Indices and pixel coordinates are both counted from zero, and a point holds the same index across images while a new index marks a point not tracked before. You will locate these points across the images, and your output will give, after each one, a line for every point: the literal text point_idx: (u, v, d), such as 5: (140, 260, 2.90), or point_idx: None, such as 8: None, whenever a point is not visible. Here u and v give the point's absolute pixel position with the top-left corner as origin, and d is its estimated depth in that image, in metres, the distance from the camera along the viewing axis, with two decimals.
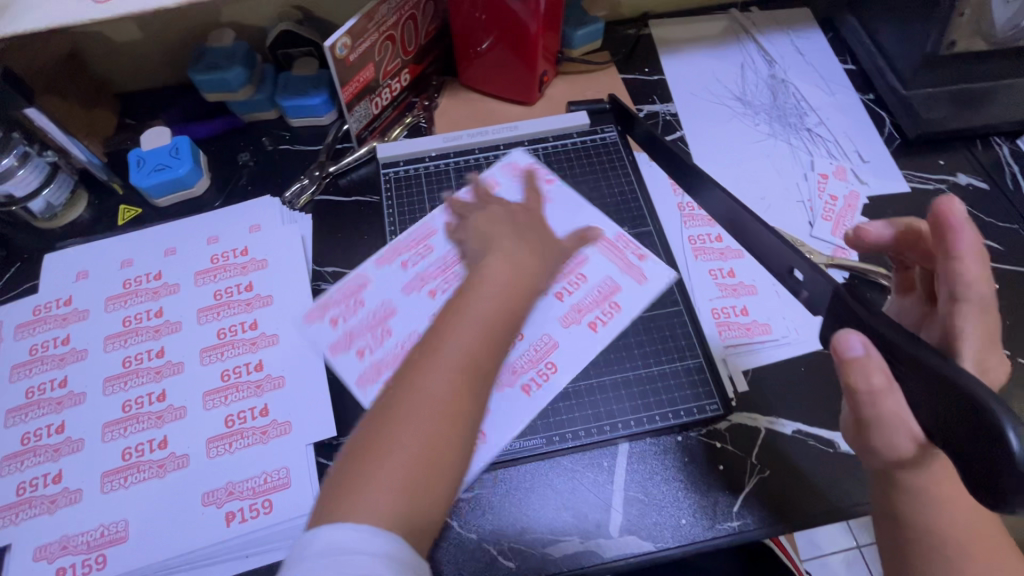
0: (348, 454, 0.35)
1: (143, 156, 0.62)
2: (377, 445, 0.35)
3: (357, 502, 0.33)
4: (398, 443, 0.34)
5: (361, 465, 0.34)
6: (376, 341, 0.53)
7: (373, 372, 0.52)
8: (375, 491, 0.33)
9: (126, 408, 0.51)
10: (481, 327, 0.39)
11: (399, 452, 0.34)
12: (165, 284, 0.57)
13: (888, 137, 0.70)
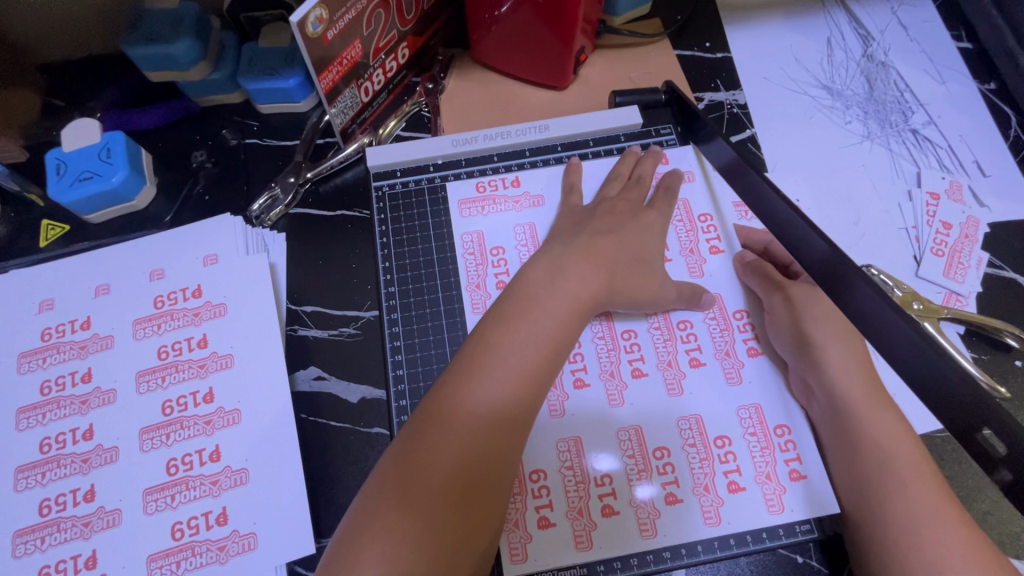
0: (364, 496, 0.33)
1: (64, 160, 0.48)
2: (400, 489, 0.32)
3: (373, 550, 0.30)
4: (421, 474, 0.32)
5: (377, 509, 0.31)
6: None
7: None
8: (394, 539, 0.30)
9: (43, 511, 0.39)
10: (522, 361, 0.36)
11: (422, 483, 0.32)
12: (95, 336, 0.44)
13: (1013, 142, 0.55)
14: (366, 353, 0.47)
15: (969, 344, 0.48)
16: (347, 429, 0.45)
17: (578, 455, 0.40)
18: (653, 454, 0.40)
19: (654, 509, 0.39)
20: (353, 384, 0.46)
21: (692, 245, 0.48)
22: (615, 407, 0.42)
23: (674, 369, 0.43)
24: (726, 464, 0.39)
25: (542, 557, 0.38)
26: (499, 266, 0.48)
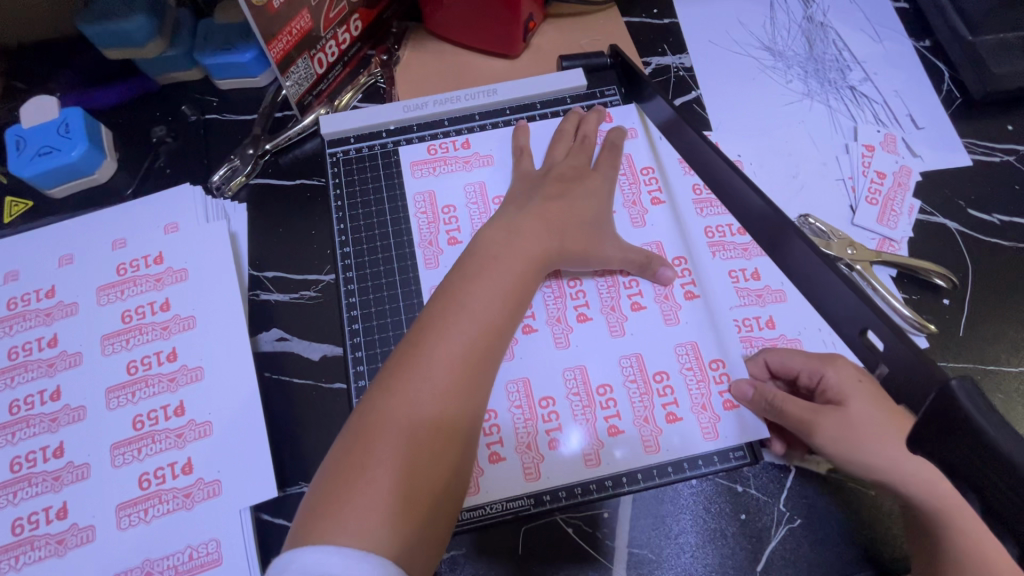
0: (327, 469, 0.33)
1: (24, 136, 0.49)
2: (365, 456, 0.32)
3: (342, 518, 0.30)
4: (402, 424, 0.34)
5: (342, 479, 0.32)
6: None
7: None
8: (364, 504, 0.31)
9: (15, 468, 0.41)
10: (477, 329, 0.38)
11: (403, 433, 0.33)
12: (60, 303, 0.46)
13: (945, 96, 0.58)
14: (325, 313, 0.49)
15: (901, 285, 0.50)
16: (309, 384, 0.47)
17: (527, 396, 0.43)
18: (597, 390, 0.43)
19: (598, 440, 0.41)
20: (314, 342, 0.48)
21: (635, 198, 0.50)
22: (562, 349, 0.44)
23: (618, 313, 0.45)
24: (664, 397, 0.43)
25: (494, 487, 0.40)
26: (451, 225, 0.50)
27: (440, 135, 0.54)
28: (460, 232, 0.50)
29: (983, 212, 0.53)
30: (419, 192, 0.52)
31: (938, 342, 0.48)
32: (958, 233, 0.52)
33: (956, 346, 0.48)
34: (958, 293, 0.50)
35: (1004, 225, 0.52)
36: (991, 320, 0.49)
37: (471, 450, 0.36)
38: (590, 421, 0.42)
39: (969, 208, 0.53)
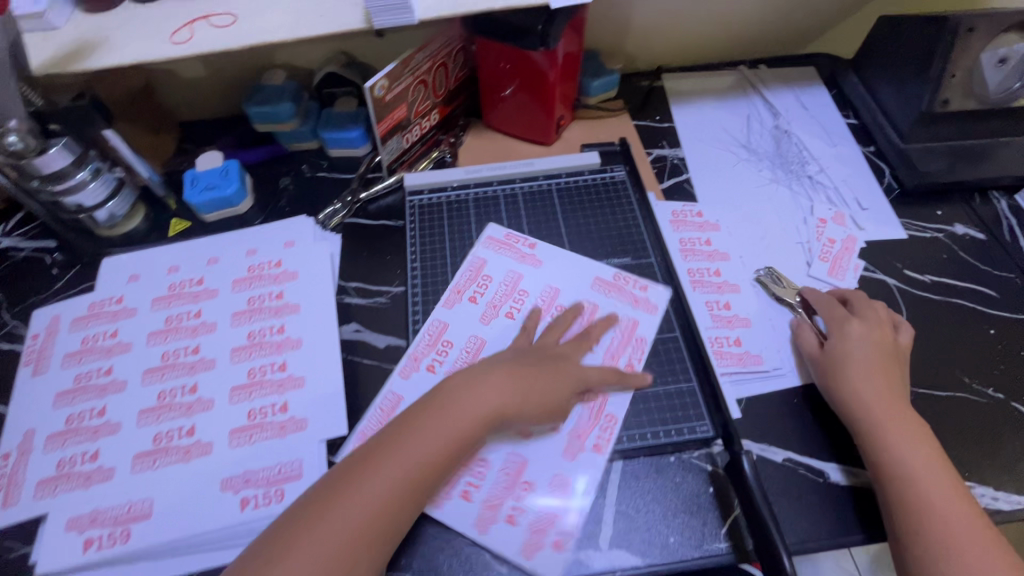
0: (290, 517, 0.43)
1: (198, 176, 0.70)
2: (322, 512, 0.42)
3: (289, 554, 0.40)
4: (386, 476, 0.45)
5: (297, 529, 0.42)
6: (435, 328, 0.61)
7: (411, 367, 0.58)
8: (303, 549, 0.41)
9: (161, 397, 0.55)
10: (443, 430, 0.47)
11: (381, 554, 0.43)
12: (206, 289, 0.63)
13: (886, 187, 0.73)
14: (393, 313, 0.64)
15: None
16: (375, 363, 0.60)
17: (473, 451, 0.53)
18: (523, 489, 0.51)
19: (492, 516, 0.50)
20: (382, 334, 0.63)
21: (636, 298, 0.62)
22: (522, 437, 0.54)
23: (591, 418, 0.55)
24: (569, 529, 0.50)
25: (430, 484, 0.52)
26: (480, 285, 0.64)
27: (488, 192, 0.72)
28: (482, 295, 0.63)
29: (917, 273, 0.66)
30: (478, 256, 0.66)
31: None
32: (896, 287, 0.65)
33: None
34: None
35: (934, 283, 0.65)
36: (923, 354, 0.60)
37: (403, 530, 0.45)
38: (497, 501, 0.51)
39: (905, 269, 0.66)
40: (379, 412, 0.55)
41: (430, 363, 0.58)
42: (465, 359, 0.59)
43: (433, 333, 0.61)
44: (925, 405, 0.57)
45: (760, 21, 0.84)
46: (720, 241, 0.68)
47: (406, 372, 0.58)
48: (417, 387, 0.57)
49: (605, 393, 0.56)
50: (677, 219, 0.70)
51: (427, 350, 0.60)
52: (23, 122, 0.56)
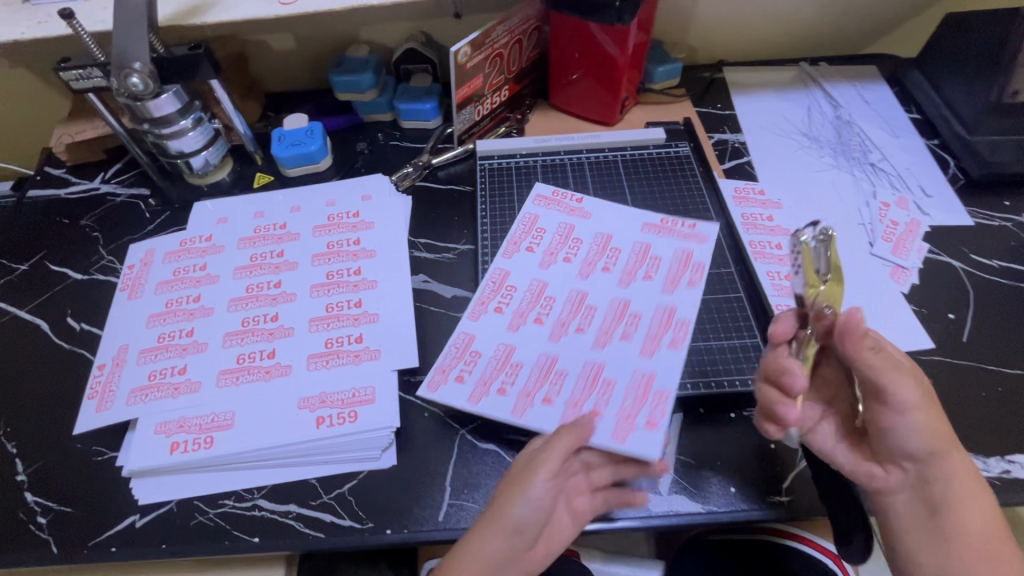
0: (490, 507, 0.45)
1: (284, 134, 0.75)
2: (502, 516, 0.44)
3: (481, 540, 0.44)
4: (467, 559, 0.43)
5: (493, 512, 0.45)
6: (497, 274, 0.63)
7: (479, 309, 0.60)
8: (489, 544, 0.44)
9: (245, 323, 0.59)
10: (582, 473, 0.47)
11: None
12: (288, 233, 0.67)
13: (951, 177, 0.74)
14: (460, 268, 0.67)
15: (912, 299, 0.63)
16: (441, 311, 0.63)
17: (545, 370, 0.55)
18: (600, 382, 0.54)
19: (584, 412, 0.52)
20: (448, 285, 0.66)
21: (688, 233, 0.65)
22: (596, 348, 0.56)
23: (663, 325, 0.58)
24: (657, 400, 0.52)
25: (494, 412, 0.53)
26: (536, 236, 0.66)
27: (553, 162, 0.75)
28: (541, 245, 0.65)
29: (983, 257, 0.66)
30: (530, 214, 0.69)
31: (945, 344, 0.59)
32: (963, 270, 0.65)
33: (961, 349, 0.59)
34: (962, 311, 0.61)
35: (1001, 268, 0.65)
36: (991, 334, 0.60)
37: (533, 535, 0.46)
38: (583, 396, 0.53)
39: (971, 253, 0.66)
40: (457, 347, 0.57)
41: (497, 305, 0.60)
42: (531, 301, 0.60)
43: (492, 282, 0.62)
44: (993, 381, 0.57)
45: (823, 19, 0.86)
46: (782, 218, 0.69)
47: (475, 312, 0.60)
48: (490, 325, 0.59)
49: (670, 306, 0.59)
50: (739, 195, 0.72)
51: (493, 294, 0.61)
52: (146, 66, 0.60)
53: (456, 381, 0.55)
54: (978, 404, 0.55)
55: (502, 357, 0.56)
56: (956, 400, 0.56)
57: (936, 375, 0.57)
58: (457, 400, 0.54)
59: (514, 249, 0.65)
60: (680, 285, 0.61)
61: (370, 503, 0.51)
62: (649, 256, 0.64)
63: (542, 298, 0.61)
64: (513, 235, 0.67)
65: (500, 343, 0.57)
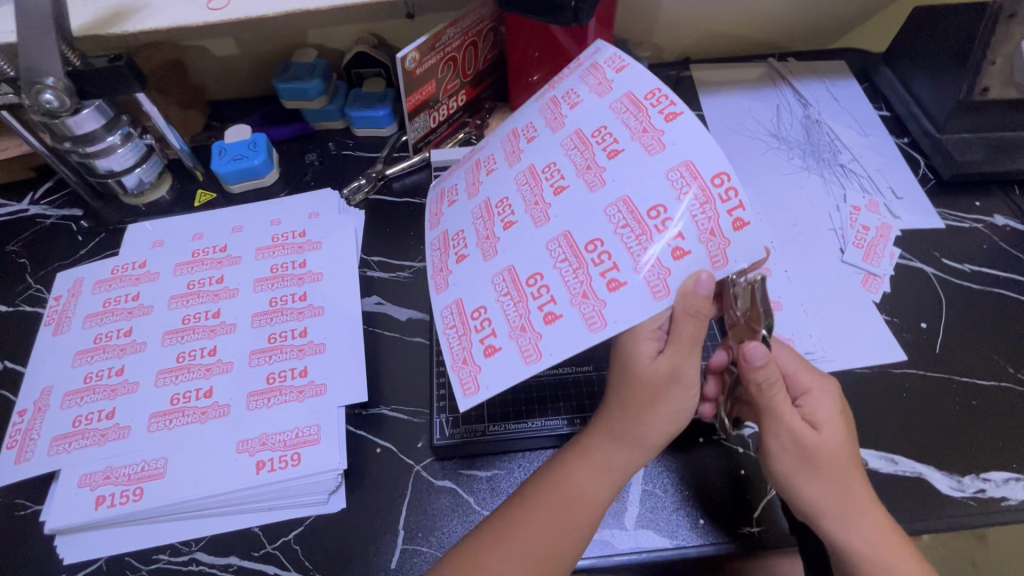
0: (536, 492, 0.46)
1: (225, 148, 0.69)
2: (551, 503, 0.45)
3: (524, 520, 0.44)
4: (592, 472, 0.46)
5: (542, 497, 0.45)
6: (439, 227, 0.56)
7: (441, 265, 0.54)
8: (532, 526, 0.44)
9: (180, 359, 0.55)
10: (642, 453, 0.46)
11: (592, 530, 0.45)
12: (229, 256, 0.62)
13: (922, 177, 0.72)
14: (416, 288, 0.64)
15: (884, 309, 0.60)
16: (396, 336, 0.60)
17: (571, 247, 0.46)
18: (647, 215, 0.43)
19: (663, 267, 0.42)
20: (403, 307, 0.62)
21: (597, 74, 0.50)
22: (593, 190, 0.46)
23: (638, 112, 0.46)
24: (727, 202, 0.42)
25: (550, 349, 0.44)
26: (488, 162, 0.55)
27: None
28: (495, 160, 0.54)
29: (955, 261, 0.64)
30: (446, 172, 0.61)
31: (918, 356, 0.57)
32: (934, 275, 0.63)
33: (935, 361, 0.57)
34: (935, 320, 0.59)
35: (973, 272, 0.63)
36: (965, 343, 0.58)
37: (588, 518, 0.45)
38: (649, 249, 0.43)
39: (943, 257, 0.64)
40: (455, 325, 0.49)
41: (461, 254, 0.52)
42: (533, 185, 0.50)
43: (440, 240, 0.55)
44: (967, 393, 0.55)
45: (790, 14, 0.83)
46: None
47: (484, 253, 0.50)
48: (469, 278, 0.50)
49: (625, 90, 0.47)
50: None
51: (444, 255, 0.54)
52: (61, 81, 0.55)
53: (484, 360, 0.46)
54: (952, 418, 0.54)
55: (513, 276, 0.48)
56: (930, 416, 0.54)
57: (909, 389, 0.55)
58: (505, 375, 0.45)
59: (443, 198, 0.58)
60: (612, 76, 0.49)
61: (315, 551, 0.47)
62: (584, 108, 0.49)
63: (538, 204, 0.49)
64: (441, 183, 0.60)
65: (496, 278, 0.49)
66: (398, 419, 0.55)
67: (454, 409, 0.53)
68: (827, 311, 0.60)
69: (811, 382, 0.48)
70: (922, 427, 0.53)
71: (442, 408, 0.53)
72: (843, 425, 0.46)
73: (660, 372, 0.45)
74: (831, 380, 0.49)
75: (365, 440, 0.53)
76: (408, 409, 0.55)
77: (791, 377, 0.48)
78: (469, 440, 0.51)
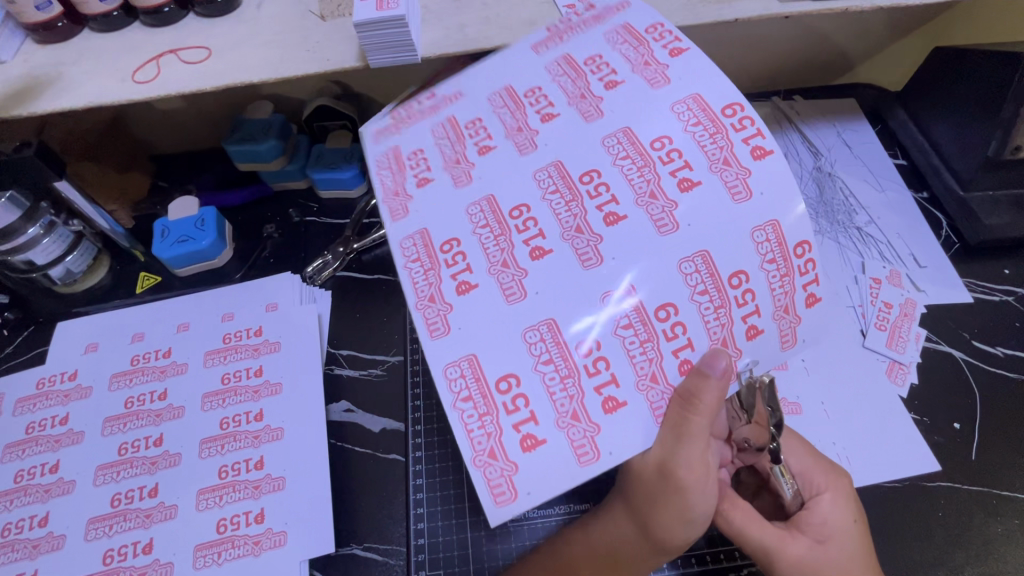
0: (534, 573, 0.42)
1: (168, 226, 0.61)
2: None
3: None
4: (599, 556, 0.42)
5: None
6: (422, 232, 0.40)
7: (427, 279, 0.38)
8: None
9: (115, 503, 0.47)
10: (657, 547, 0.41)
11: None
12: (173, 363, 0.55)
13: (944, 241, 0.65)
14: (390, 391, 0.55)
15: (912, 407, 0.54)
16: (368, 454, 0.52)
17: (635, 310, 0.37)
18: (728, 282, 0.38)
19: (733, 350, 0.38)
20: (377, 415, 0.54)
21: (647, 57, 0.42)
22: (664, 237, 0.38)
23: (715, 129, 0.39)
24: (805, 275, 0.38)
25: (613, 440, 0.36)
26: (479, 135, 0.42)
27: None
28: (491, 137, 0.42)
29: (986, 344, 0.58)
30: (415, 145, 0.43)
31: (952, 464, 0.51)
32: (964, 361, 0.57)
33: (971, 470, 0.51)
34: (968, 418, 0.54)
35: (1007, 357, 0.57)
36: (1002, 447, 0.52)
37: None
38: (727, 328, 0.38)
39: (973, 339, 0.58)
40: (474, 398, 0.36)
41: (459, 272, 0.38)
42: (566, 199, 0.39)
43: (417, 244, 0.39)
44: (1009, 511, 0.49)
45: (773, 57, 0.76)
46: None
47: (506, 288, 0.38)
48: (481, 317, 0.37)
49: (696, 95, 0.40)
50: None
51: (430, 272, 0.39)
52: None
53: (522, 456, 0.35)
54: (992, 542, 0.48)
55: (557, 336, 0.37)
56: (969, 539, 0.48)
57: (945, 507, 0.49)
58: (554, 476, 0.35)
59: (418, 172, 0.42)
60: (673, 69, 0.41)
61: None
62: (624, 97, 0.41)
63: (583, 232, 0.38)
64: (404, 152, 0.43)
65: (526, 332, 0.37)
66: (372, 560, 0.47)
67: (436, 564, 0.46)
68: (850, 410, 0.54)
69: (826, 481, 0.44)
70: (961, 555, 0.47)
71: (420, 565, 0.46)
72: (857, 537, 0.43)
73: (649, 466, 0.38)
74: (844, 477, 0.45)
75: None
76: (383, 547, 0.48)
77: (800, 475, 0.45)
78: None
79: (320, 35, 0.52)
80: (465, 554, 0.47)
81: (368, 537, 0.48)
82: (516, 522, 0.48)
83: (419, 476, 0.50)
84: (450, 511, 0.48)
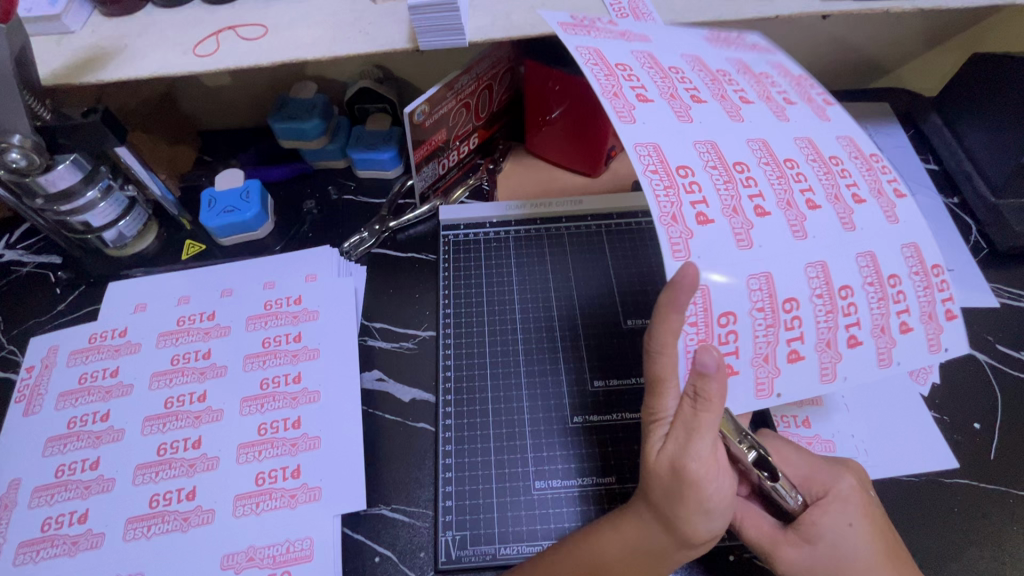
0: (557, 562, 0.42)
1: (215, 197, 0.64)
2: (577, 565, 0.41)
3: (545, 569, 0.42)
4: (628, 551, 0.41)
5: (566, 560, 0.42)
6: (655, 145, 0.42)
7: (663, 188, 0.41)
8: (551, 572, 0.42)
9: (160, 452, 0.50)
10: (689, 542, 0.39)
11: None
12: (217, 325, 0.57)
13: (973, 246, 0.66)
14: (421, 362, 0.58)
15: (933, 405, 0.55)
16: (398, 420, 0.54)
17: (769, 296, 0.42)
18: (838, 292, 0.43)
19: (775, 367, 0.42)
20: (406, 385, 0.56)
21: (810, 97, 0.53)
22: (799, 239, 0.43)
23: (827, 171, 0.47)
24: (898, 304, 0.44)
25: (794, 385, 0.42)
26: (689, 86, 0.48)
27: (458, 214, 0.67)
28: (647, 91, 0.46)
29: (1012, 348, 0.58)
30: (621, 61, 0.47)
31: (971, 463, 0.52)
32: (988, 364, 0.57)
33: (989, 468, 0.52)
34: (989, 419, 0.54)
35: None
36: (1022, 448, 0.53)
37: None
38: (831, 331, 0.43)
39: (998, 343, 0.59)
40: (698, 324, 0.41)
41: (696, 203, 0.41)
42: (777, 174, 0.45)
43: (648, 151, 0.42)
44: None
45: (809, 61, 0.77)
46: None
47: (673, 243, 0.40)
48: (718, 251, 0.41)
49: (809, 138, 0.49)
50: None
51: (668, 188, 0.41)
52: (28, 138, 0.48)
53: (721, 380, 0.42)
54: (1008, 540, 0.49)
55: (706, 303, 0.41)
56: (984, 536, 0.49)
57: (961, 503, 0.50)
58: (736, 398, 0.42)
59: (638, 88, 0.46)
60: (830, 113, 0.52)
61: None
62: (800, 115, 0.50)
63: (738, 213, 0.42)
64: (605, 55, 0.47)
65: (750, 278, 0.42)
66: (399, 520, 0.49)
67: (463, 525, 0.48)
68: (870, 406, 0.55)
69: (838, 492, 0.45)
70: (976, 550, 0.48)
71: (448, 525, 0.48)
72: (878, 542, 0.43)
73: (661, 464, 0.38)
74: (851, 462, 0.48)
75: (363, 546, 0.48)
76: (409, 509, 0.50)
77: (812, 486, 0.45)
78: (477, 566, 0.47)
79: (371, 18, 0.54)
80: (490, 517, 0.49)
81: (395, 499, 0.50)
82: (540, 491, 0.50)
83: (449, 443, 0.52)
84: (474, 478, 0.50)
